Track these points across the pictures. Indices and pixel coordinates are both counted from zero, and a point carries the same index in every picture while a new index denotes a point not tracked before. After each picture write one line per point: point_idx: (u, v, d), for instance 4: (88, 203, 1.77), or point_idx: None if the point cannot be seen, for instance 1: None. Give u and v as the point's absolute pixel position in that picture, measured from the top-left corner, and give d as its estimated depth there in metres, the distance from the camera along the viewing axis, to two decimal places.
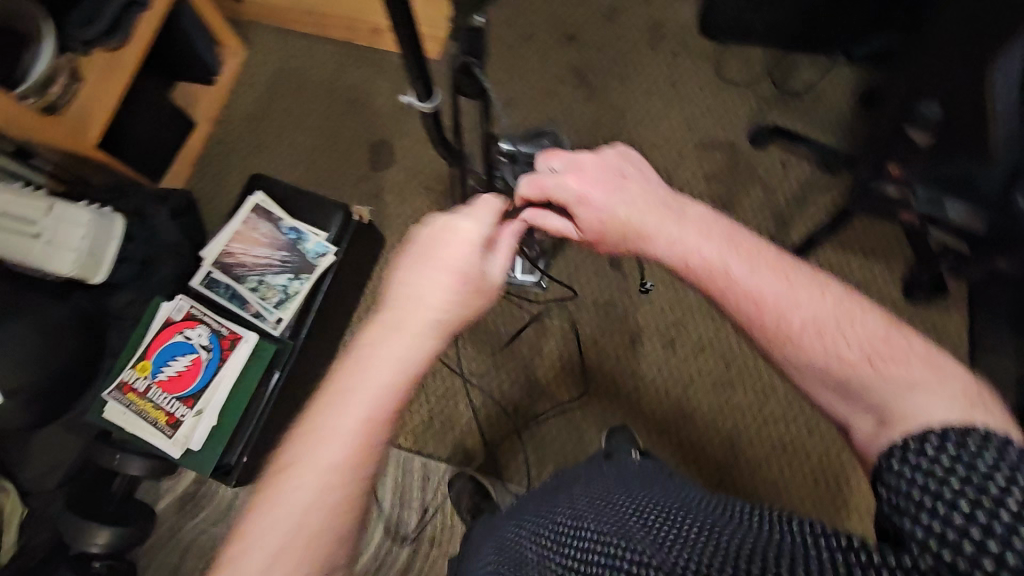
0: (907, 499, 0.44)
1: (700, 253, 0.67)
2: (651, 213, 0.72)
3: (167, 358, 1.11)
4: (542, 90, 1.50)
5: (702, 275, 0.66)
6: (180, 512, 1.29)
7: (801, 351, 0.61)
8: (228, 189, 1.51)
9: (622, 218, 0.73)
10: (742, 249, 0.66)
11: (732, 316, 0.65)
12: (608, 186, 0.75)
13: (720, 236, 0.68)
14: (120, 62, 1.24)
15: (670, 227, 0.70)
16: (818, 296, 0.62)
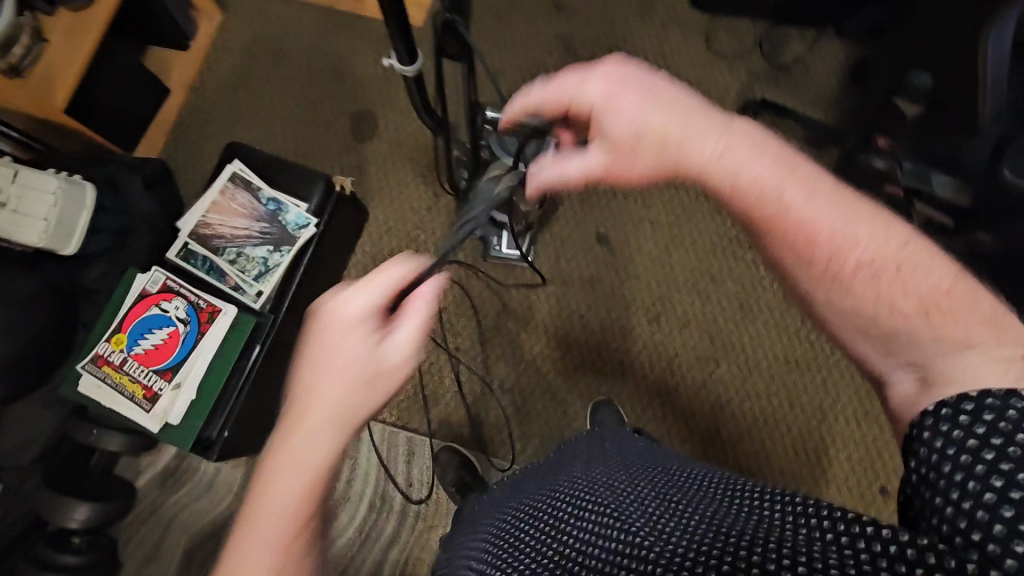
0: (937, 472, 0.45)
1: (754, 175, 0.62)
2: (695, 124, 0.64)
3: (144, 331, 1.08)
4: (529, 60, 1.46)
5: (752, 208, 0.63)
6: (162, 487, 1.27)
7: (849, 298, 0.60)
8: (205, 160, 1.47)
9: (659, 127, 0.64)
10: (798, 175, 0.62)
11: (783, 253, 0.62)
12: (643, 90, 0.65)
13: (774, 161, 0.62)
14: (86, 22, 1.18)
15: (714, 140, 0.63)
16: (883, 239, 0.59)
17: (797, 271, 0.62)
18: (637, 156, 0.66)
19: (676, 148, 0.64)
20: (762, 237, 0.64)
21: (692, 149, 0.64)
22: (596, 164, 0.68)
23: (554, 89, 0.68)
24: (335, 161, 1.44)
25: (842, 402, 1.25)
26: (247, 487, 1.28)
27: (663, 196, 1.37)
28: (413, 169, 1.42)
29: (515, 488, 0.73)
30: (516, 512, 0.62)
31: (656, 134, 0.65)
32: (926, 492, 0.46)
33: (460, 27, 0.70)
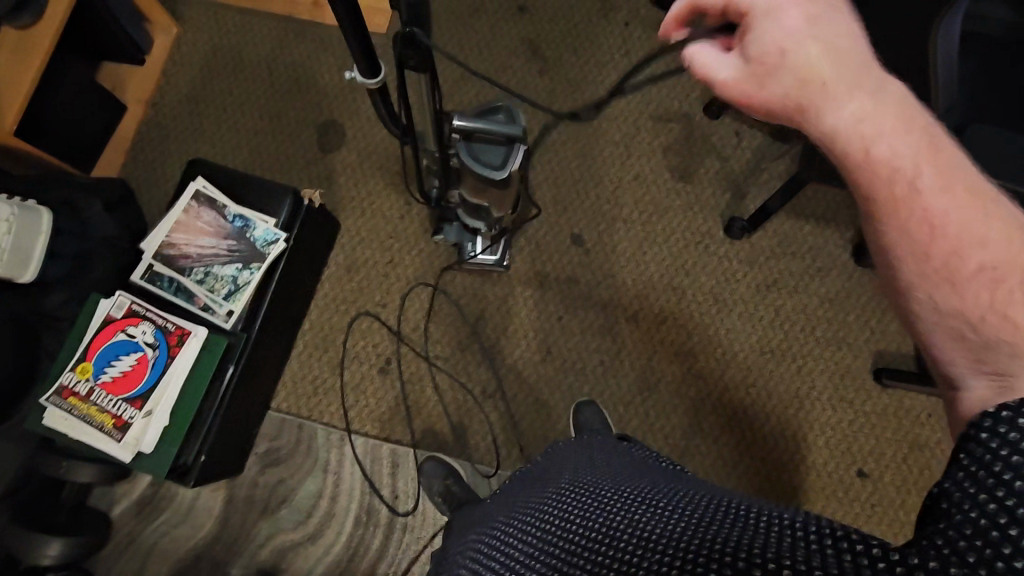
0: (986, 473, 0.37)
1: (886, 144, 0.47)
2: (859, 73, 0.49)
3: (110, 358, 1.04)
4: (494, 63, 1.46)
5: (873, 184, 0.48)
6: (139, 515, 1.24)
7: (956, 301, 0.45)
8: (167, 177, 1.43)
9: (816, 61, 0.49)
10: (947, 161, 0.47)
11: (889, 236, 0.48)
12: (814, 17, 0.50)
13: (917, 138, 0.48)
14: (32, 40, 1.13)
15: (869, 100, 0.49)
16: (1021, 244, 0.44)
17: (891, 252, 0.48)
18: (767, 85, 0.51)
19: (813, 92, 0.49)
20: (868, 208, 0.49)
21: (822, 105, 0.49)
22: (716, 81, 0.53)
23: None
24: (302, 173, 1.41)
25: (818, 388, 1.27)
26: (228, 510, 1.25)
27: (635, 195, 1.38)
28: (383, 178, 1.40)
29: (505, 501, 0.71)
30: (504, 529, 0.60)
31: (798, 68, 0.50)
32: (963, 492, 0.38)
33: (419, 41, 0.68)
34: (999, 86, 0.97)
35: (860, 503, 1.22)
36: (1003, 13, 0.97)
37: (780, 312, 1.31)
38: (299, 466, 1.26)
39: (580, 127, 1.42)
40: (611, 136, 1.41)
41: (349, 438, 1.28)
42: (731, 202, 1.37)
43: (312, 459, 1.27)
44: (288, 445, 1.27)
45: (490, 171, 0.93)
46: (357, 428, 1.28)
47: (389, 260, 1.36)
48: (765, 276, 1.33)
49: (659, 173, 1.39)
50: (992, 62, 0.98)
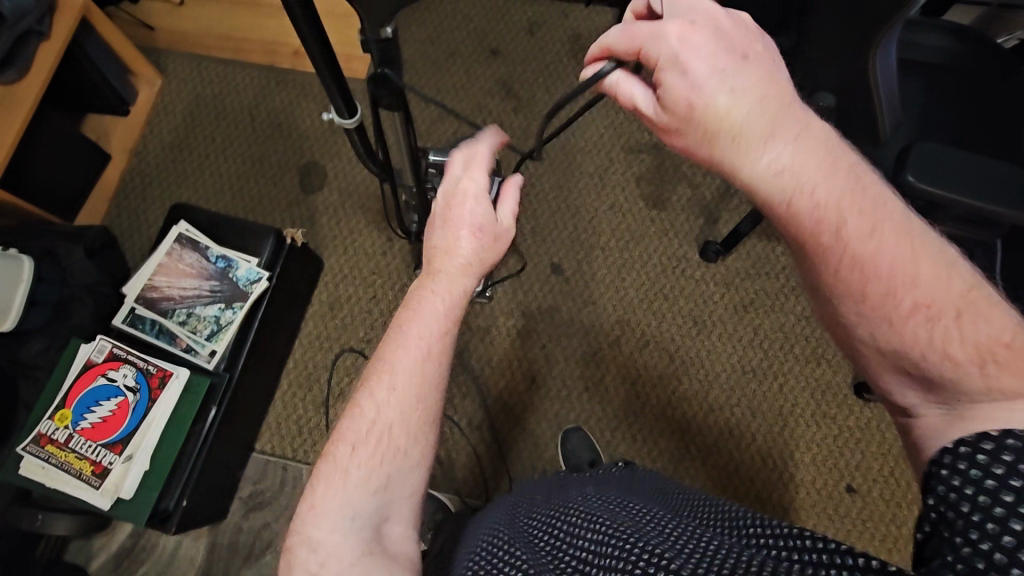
0: (956, 513, 0.45)
1: (806, 195, 0.57)
2: (762, 118, 0.57)
3: (90, 404, 1.03)
4: (470, 104, 1.52)
5: (805, 228, 0.58)
6: (117, 569, 1.20)
7: (902, 337, 0.55)
8: (150, 223, 1.44)
9: (718, 113, 0.58)
10: (867, 201, 0.57)
11: (825, 281, 0.58)
12: (721, 70, 0.57)
13: (843, 177, 0.57)
14: (17, 94, 1.17)
15: (776, 144, 0.58)
16: (947, 281, 0.54)
17: (835, 300, 0.59)
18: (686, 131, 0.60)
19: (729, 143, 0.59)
20: (811, 257, 0.59)
21: (756, 138, 0.58)
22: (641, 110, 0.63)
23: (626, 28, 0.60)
24: (285, 215, 1.44)
25: (800, 405, 1.29)
26: (211, 558, 1.21)
27: (611, 223, 1.42)
28: (364, 216, 1.43)
29: (523, 503, 0.75)
30: (520, 525, 0.64)
31: (705, 118, 0.58)
32: (944, 532, 0.45)
33: (387, 81, 0.71)
34: (940, 108, 1.04)
35: (850, 518, 1.22)
36: (939, 43, 1.05)
37: (758, 332, 1.34)
38: (284, 509, 1.23)
39: (555, 162, 1.48)
40: (585, 169, 1.47)
41: None
42: (703, 228, 1.41)
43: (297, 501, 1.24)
44: (272, 488, 1.25)
45: None
46: None
47: (372, 296, 1.37)
48: (742, 296, 1.36)
49: (633, 202, 1.44)
50: (933, 85, 1.05)
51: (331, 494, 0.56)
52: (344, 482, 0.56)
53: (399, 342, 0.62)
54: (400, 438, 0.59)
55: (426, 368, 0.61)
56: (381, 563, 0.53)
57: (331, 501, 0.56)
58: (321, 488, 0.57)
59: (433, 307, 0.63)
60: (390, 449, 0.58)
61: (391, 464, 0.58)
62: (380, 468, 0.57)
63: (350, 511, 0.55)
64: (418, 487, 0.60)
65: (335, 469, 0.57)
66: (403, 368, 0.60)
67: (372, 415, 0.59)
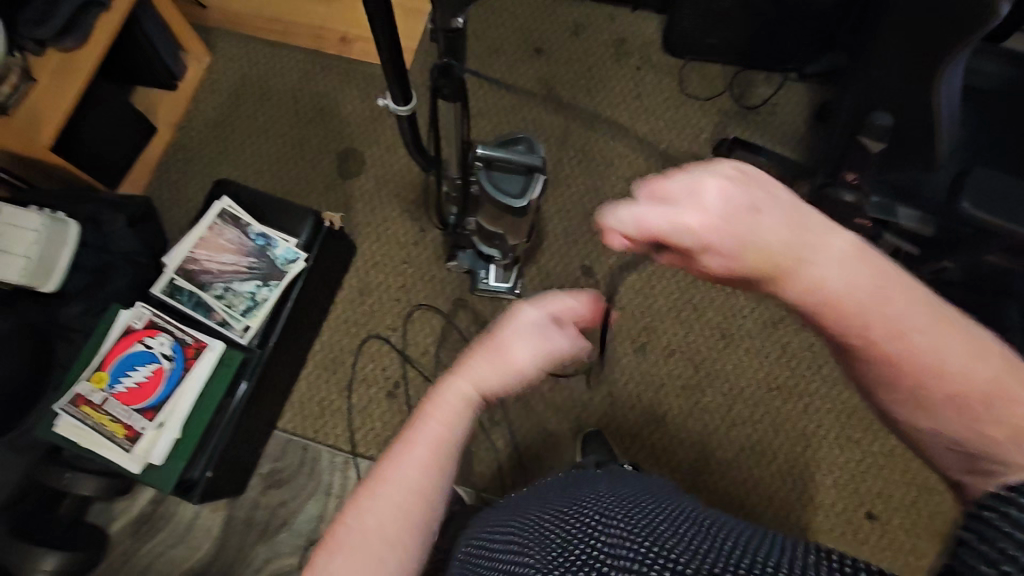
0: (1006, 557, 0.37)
1: (841, 292, 0.49)
2: (796, 247, 0.49)
3: (127, 369, 1.04)
4: (511, 100, 1.53)
5: (842, 326, 0.50)
6: (135, 534, 1.23)
7: (930, 423, 0.50)
8: (189, 197, 1.47)
9: (754, 262, 0.50)
10: (900, 303, 0.49)
11: (862, 370, 0.52)
12: (740, 225, 0.49)
13: (874, 281, 0.49)
14: (75, 61, 1.20)
15: (821, 273, 0.49)
16: (974, 367, 0.47)
17: (875, 384, 0.52)
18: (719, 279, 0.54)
19: (767, 282, 0.51)
20: (851, 351, 0.52)
21: (799, 273, 0.50)
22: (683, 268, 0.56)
23: (637, 206, 0.52)
24: (321, 199, 1.46)
25: (824, 427, 1.27)
26: (227, 530, 1.23)
27: None
28: (399, 205, 1.45)
29: (527, 502, 0.73)
30: (535, 521, 0.62)
31: (736, 267, 0.51)
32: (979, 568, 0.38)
33: (454, 72, 0.72)
34: (996, 136, 1.02)
35: (868, 546, 1.20)
36: (998, 70, 1.02)
37: (787, 350, 1.32)
38: (301, 488, 1.25)
39: (591, 164, 1.48)
40: (621, 173, 1.47)
41: (352, 461, 1.27)
42: None
43: (316, 482, 1.26)
44: (292, 466, 1.27)
45: (511, 200, 0.96)
46: (363, 451, 1.28)
47: (402, 285, 1.39)
48: (772, 313, 1.35)
49: None
50: (992, 113, 1.03)
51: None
52: None
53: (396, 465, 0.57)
54: (378, 553, 0.54)
55: (420, 490, 0.57)
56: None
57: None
58: None
59: (441, 423, 0.58)
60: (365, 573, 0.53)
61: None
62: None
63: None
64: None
65: None
66: (392, 491, 0.56)
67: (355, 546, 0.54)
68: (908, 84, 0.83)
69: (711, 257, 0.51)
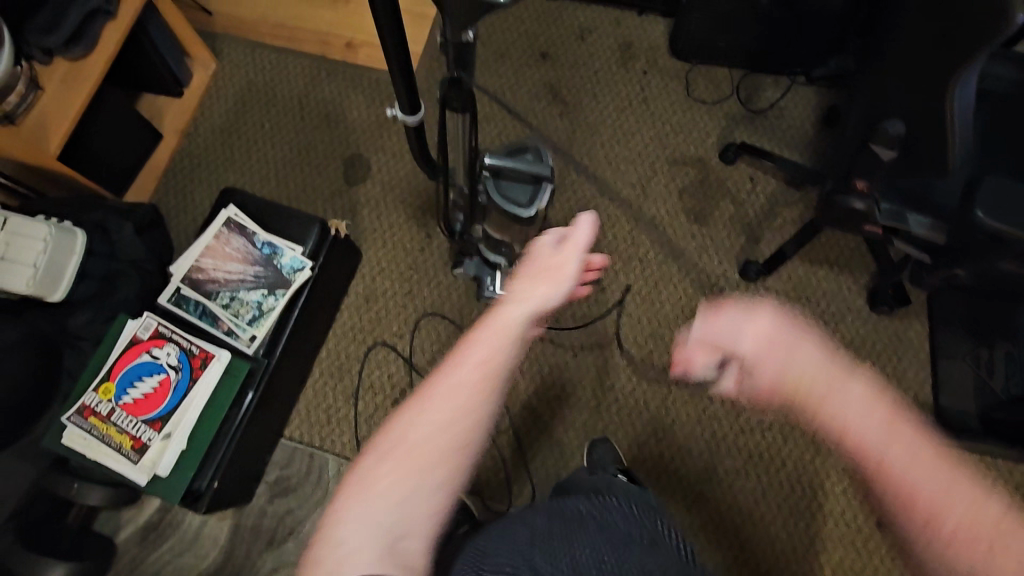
0: None
1: (861, 430, 0.59)
2: (823, 381, 0.61)
3: (133, 379, 1.04)
4: (517, 105, 1.52)
5: (861, 455, 0.59)
6: (143, 542, 1.23)
7: (941, 557, 0.56)
8: (195, 204, 1.47)
9: (791, 383, 0.62)
10: (910, 444, 0.58)
11: (877, 491, 0.59)
12: (782, 356, 0.63)
13: (886, 425, 0.59)
14: (81, 70, 1.20)
15: (841, 404, 0.60)
16: (974, 510, 0.55)
17: (889, 508, 0.59)
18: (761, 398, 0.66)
19: (799, 403, 0.63)
20: (865, 478, 0.60)
21: (821, 399, 0.61)
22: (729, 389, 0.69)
23: (704, 332, 0.67)
24: (326, 205, 1.46)
25: None
26: (234, 539, 1.23)
27: (651, 235, 1.42)
28: (405, 211, 1.44)
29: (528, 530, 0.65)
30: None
31: (775, 387, 0.64)
32: None
33: (462, 84, 0.72)
34: (1014, 142, 1.00)
35: (878, 555, 1.19)
36: (1012, 75, 1.01)
37: None
38: (308, 497, 1.25)
39: (598, 170, 1.48)
40: (627, 178, 1.47)
41: None
42: (745, 245, 1.39)
43: (322, 490, 1.26)
44: (298, 474, 1.27)
45: (519, 209, 0.96)
46: None
47: (408, 291, 1.39)
48: None
49: (674, 214, 1.43)
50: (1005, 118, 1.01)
51: (358, 504, 0.60)
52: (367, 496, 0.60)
53: (451, 376, 0.64)
54: (447, 419, 0.62)
55: (477, 402, 0.63)
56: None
57: (355, 511, 0.60)
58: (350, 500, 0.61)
59: (502, 340, 0.64)
60: (427, 462, 0.61)
61: (422, 461, 0.61)
62: (405, 484, 0.61)
63: (378, 525, 0.59)
64: (439, 507, 0.62)
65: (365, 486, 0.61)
66: (448, 398, 0.63)
67: (415, 437, 0.62)
68: (921, 91, 0.82)
69: (756, 378, 0.64)
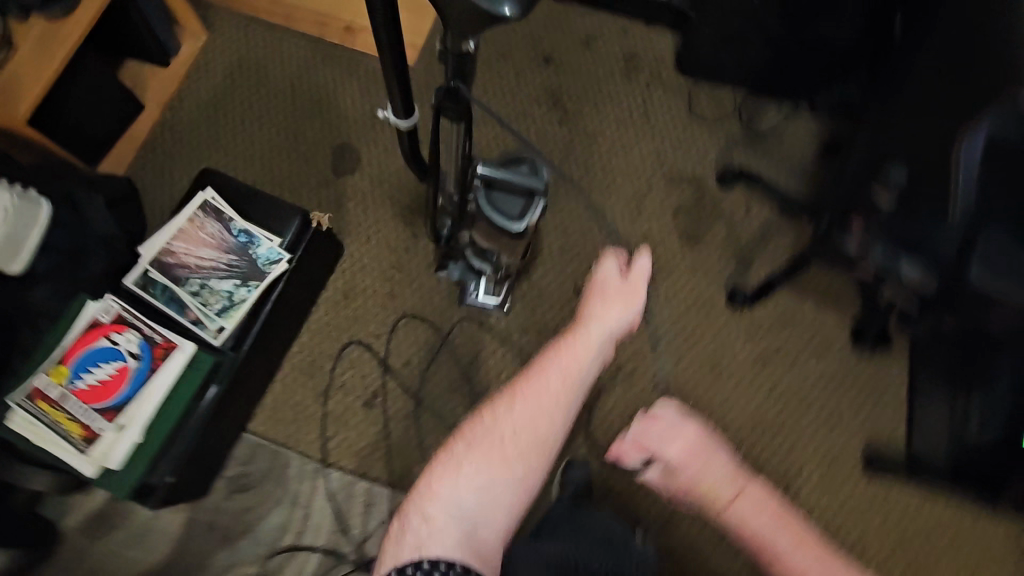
0: None
1: (739, 512, 0.92)
2: (719, 479, 0.95)
3: (89, 365, 0.99)
4: (516, 108, 1.49)
5: (759, 546, 0.89)
6: (90, 531, 1.18)
7: None
8: (174, 181, 1.41)
9: (695, 478, 0.95)
10: (809, 540, 0.88)
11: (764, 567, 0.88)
12: (689, 456, 0.97)
13: (773, 514, 0.91)
14: (59, 31, 1.13)
15: (737, 506, 0.92)
16: None
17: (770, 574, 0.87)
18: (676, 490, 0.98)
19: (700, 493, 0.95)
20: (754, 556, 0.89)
21: (721, 495, 0.93)
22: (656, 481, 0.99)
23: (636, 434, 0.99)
24: (312, 194, 1.41)
25: (808, 471, 1.25)
26: (187, 534, 1.19)
27: (641, 254, 1.40)
28: (392, 208, 1.40)
29: None
30: None
31: (684, 476, 0.96)
32: None
33: (460, 97, 0.68)
34: None
35: None
36: None
37: (777, 389, 1.30)
38: (268, 496, 1.21)
39: (593, 182, 1.45)
40: (622, 193, 1.44)
41: (323, 470, 1.23)
42: (735, 272, 1.38)
43: (284, 489, 1.22)
44: (259, 472, 1.23)
45: (509, 224, 0.92)
46: (335, 460, 1.24)
47: (388, 291, 1.35)
48: (764, 349, 1.33)
49: (666, 234, 1.41)
50: None
51: (449, 485, 0.74)
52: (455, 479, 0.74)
53: (536, 385, 0.79)
54: (534, 419, 0.77)
55: (559, 403, 0.79)
56: (471, 560, 0.69)
57: (446, 491, 0.73)
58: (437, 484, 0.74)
59: (584, 356, 0.81)
60: (515, 454, 0.76)
61: (509, 451, 0.76)
62: (491, 472, 0.75)
63: (468, 499, 0.73)
64: (514, 496, 0.75)
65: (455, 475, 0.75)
66: (535, 398, 0.78)
67: (502, 428, 0.77)
68: None
69: (675, 474, 0.96)
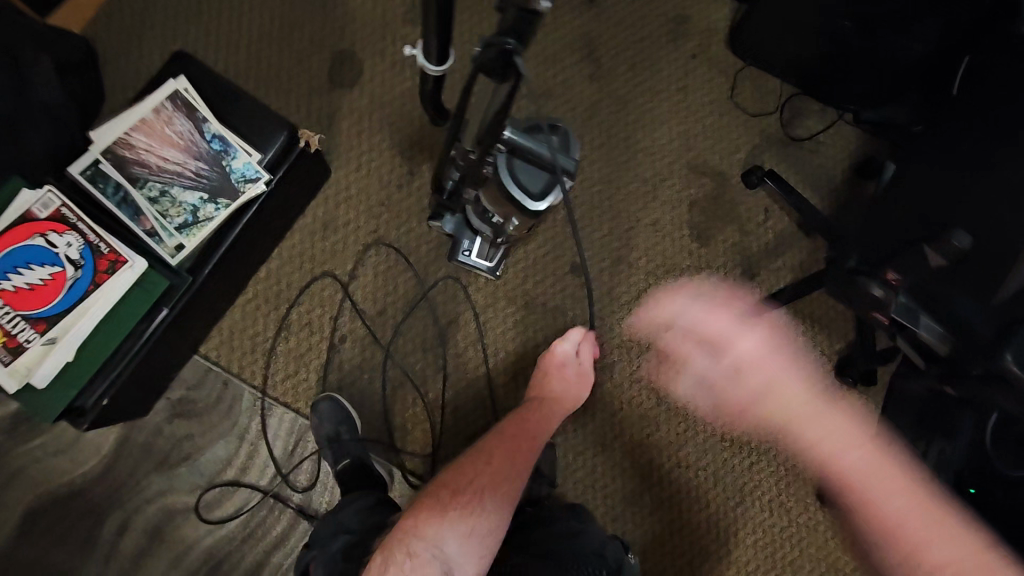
0: None
1: (745, 345, 0.91)
2: (707, 323, 0.95)
3: (18, 264, 0.86)
4: (545, 52, 1.34)
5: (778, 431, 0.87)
6: (12, 432, 1.09)
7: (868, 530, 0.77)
8: (141, 54, 1.21)
9: (690, 326, 0.96)
10: (819, 411, 0.85)
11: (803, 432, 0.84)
12: (707, 310, 0.96)
13: (780, 356, 0.89)
14: None
15: (720, 321, 0.94)
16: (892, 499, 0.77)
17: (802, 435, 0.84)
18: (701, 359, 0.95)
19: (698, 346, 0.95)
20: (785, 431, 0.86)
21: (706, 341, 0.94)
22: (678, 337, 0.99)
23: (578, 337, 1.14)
24: (303, 103, 1.24)
25: (761, 488, 1.27)
26: (120, 451, 1.12)
27: (647, 241, 1.32)
28: (390, 138, 1.26)
29: None
30: None
31: (686, 343, 0.97)
32: None
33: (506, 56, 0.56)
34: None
35: None
36: None
37: None
38: (213, 426, 1.14)
39: (612, 153, 1.34)
40: (640, 172, 1.34)
41: (276, 408, 1.16)
42: (736, 279, 1.33)
43: (231, 422, 1.15)
44: (207, 399, 1.15)
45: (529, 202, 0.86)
46: (290, 401, 1.17)
47: (373, 230, 1.24)
48: None
49: (677, 225, 1.33)
50: None
51: (432, 532, 0.89)
52: (438, 522, 0.90)
53: (507, 438, 1.00)
54: (504, 467, 0.96)
55: (526, 454, 0.99)
56: None
57: (430, 537, 0.88)
58: (417, 532, 0.89)
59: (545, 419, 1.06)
60: (487, 494, 0.93)
61: (483, 494, 0.93)
62: (475, 515, 0.91)
63: (449, 537, 0.88)
64: (488, 536, 0.90)
65: (435, 520, 0.90)
66: (505, 448, 0.99)
67: (476, 473, 0.95)
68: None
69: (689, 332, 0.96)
